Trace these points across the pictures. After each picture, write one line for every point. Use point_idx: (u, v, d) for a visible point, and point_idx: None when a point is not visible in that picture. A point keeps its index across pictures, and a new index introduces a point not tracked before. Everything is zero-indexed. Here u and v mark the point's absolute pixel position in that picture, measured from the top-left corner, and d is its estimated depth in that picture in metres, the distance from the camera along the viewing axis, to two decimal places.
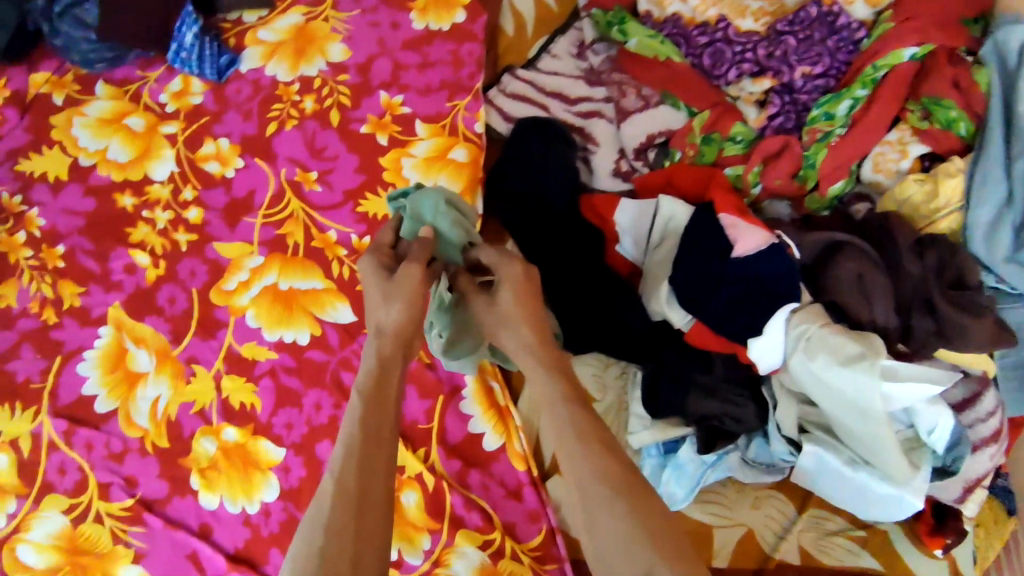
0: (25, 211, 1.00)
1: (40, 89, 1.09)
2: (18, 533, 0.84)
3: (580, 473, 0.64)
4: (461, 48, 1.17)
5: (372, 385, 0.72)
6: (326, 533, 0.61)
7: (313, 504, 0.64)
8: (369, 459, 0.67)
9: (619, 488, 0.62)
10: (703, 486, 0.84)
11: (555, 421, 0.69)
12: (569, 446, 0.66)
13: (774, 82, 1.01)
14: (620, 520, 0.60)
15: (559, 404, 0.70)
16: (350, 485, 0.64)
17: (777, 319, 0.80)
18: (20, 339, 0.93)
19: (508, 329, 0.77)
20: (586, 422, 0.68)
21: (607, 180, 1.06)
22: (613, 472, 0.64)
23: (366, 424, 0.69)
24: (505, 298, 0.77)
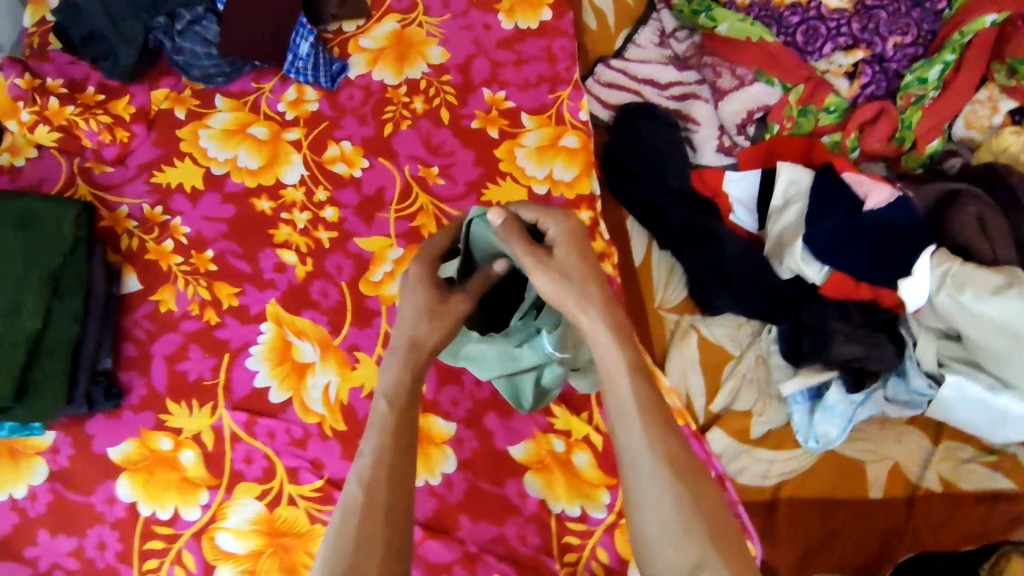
0: (169, 220, 1.04)
1: (161, 105, 1.12)
2: (217, 520, 0.87)
3: (637, 460, 0.66)
4: (554, 43, 1.23)
5: (398, 398, 0.73)
6: (355, 548, 0.64)
7: (338, 516, 0.67)
8: (396, 470, 0.69)
9: (674, 477, 0.65)
10: (854, 422, 0.92)
11: (616, 399, 0.69)
12: (629, 429, 0.67)
13: (865, 54, 1.11)
14: (669, 511, 0.64)
15: (626, 383, 0.68)
16: (379, 500, 0.67)
17: (923, 259, 0.91)
18: (186, 339, 0.96)
19: (562, 287, 0.70)
20: (656, 403, 0.68)
21: (711, 156, 1.13)
22: (672, 452, 0.66)
23: (398, 436, 0.71)
24: (566, 256, 0.71)
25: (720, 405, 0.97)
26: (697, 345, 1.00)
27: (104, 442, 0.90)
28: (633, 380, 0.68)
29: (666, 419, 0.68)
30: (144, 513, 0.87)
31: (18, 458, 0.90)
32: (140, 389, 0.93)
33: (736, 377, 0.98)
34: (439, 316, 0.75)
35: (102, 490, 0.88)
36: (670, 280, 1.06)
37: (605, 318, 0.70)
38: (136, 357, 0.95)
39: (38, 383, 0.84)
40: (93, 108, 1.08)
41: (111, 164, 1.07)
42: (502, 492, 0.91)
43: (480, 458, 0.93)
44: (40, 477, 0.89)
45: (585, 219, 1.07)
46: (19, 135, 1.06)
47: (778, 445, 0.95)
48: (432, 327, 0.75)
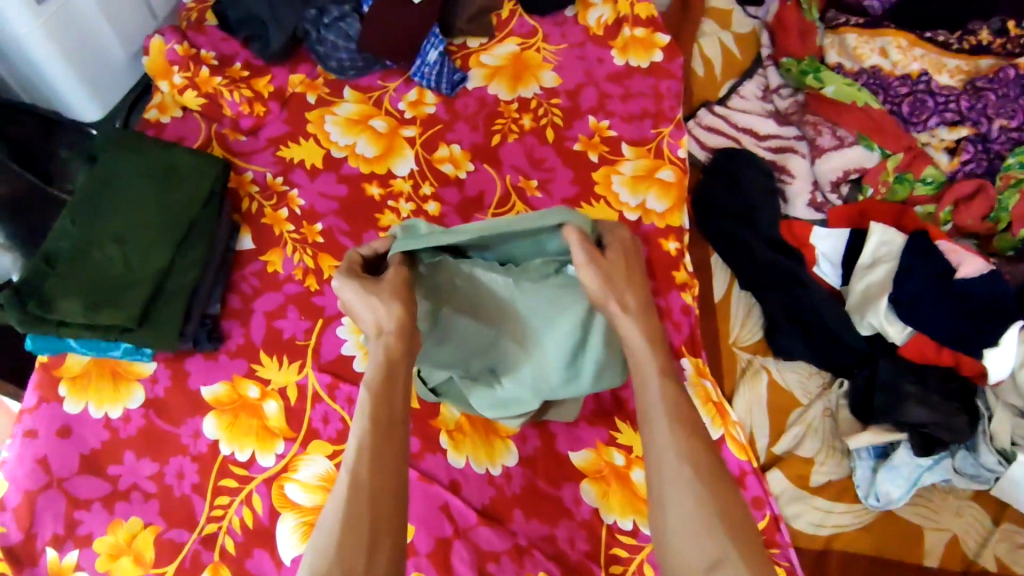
0: (287, 191, 1.12)
1: (296, 89, 1.21)
2: (288, 471, 0.91)
3: (659, 455, 0.71)
4: (661, 84, 1.29)
5: (381, 381, 0.74)
6: (342, 527, 0.64)
7: (331, 497, 0.67)
8: (381, 449, 0.70)
9: (696, 471, 0.69)
10: (918, 486, 0.92)
11: (644, 401, 0.75)
12: (655, 427, 0.72)
13: (969, 132, 1.13)
14: (691, 506, 0.67)
15: (655, 382, 0.75)
16: (364, 478, 0.67)
17: (1012, 332, 0.91)
18: (286, 300, 1.03)
19: (609, 288, 0.79)
20: (680, 402, 0.74)
21: (803, 210, 1.15)
22: (694, 454, 0.70)
23: (379, 413, 0.72)
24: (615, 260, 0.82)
25: (783, 448, 0.97)
26: (767, 387, 1.01)
27: (198, 381, 0.96)
28: (660, 380, 0.75)
29: (691, 422, 0.73)
30: (223, 452, 0.92)
31: (119, 382, 0.94)
32: (237, 338, 0.99)
33: (801, 423, 0.99)
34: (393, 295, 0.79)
35: (189, 424, 0.93)
36: (747, 320, 1.08)
37: (645, 326, 0.78)
38: (239, 309, 1.01)
39: (158, 311, 0.90)
40: (238, 82, 1.18)
41: (244, 133, 1.16)
42: (558, 494, 0.93)
43: (541, 457, 0.95)
44: (137, 402, 0.93)
45: (671, 248, 1.11)
46: (168, 96, 1.17)
47: (837, 497, 0.94)
48: (389, 306, 0.78)
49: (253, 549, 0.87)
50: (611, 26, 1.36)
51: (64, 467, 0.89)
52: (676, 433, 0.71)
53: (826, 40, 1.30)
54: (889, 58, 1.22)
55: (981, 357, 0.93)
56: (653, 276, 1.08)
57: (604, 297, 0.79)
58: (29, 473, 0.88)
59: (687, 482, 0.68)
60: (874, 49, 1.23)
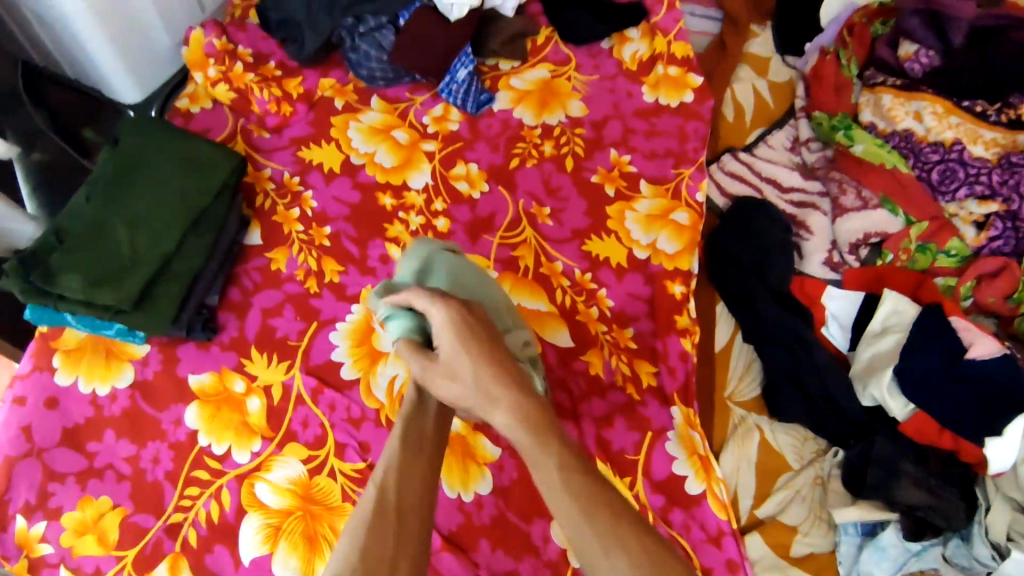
0: (302, 191, 1.13)
1: (325, 92, 1.23)
2: (261, 470, 0.91)
3: (584, 545, 0.69)
4: (688, 124, 1.28)
5: (412, 410, 0.82)
6: (370, 541, 0.71)
7: (354, 516, 0.74)
8: (408, 471, 0.77)
9: (631, 561, 0.67)
10: (904, 572, 0.88)
11: (544, 480, 0.72)
12: (563, 509, 0.71)
13: (1000, 208, 1.09)
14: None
15: (552, 469, 0.72)
16: (390, 497, 0.74)
17: (1017, 423, 0.88)
18: (285, 299, 1.03)
19: (463, 372, 0.79)
20: (583, 479, 0.72)
21: (818, 267, 1.12)
22: (623, 539, 0.69)
23: (410, 434, 0.81)
24: (465, 368, 0.79)
25: (767, 511, 0.94)
26: (757, 446, 0.98)
27: (187, 369, 0.96)
28: (554, 458, 0.72)
29: (601, 498, 0.71)
30: (200, 443, 0.92)
31: (111, 360, 0.96)
32: (231, 331, 1.00)
33: (788, 488, 0.95)
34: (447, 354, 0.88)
35: (172, 411, 0.94)
36: (746, 374, 1.05)
37: (517, 411, 0.76)
38: (237, 302, 1.02)
39: (156, 295, 0.91)
40: (269, 80, 1.20)
41: (269, 130, 1.19)
42: (527, 529, 0.91)
43: (516, 488, 0.93)
44: (125, 382, 0.95)
45: (676, 292, 1.09)
46: (201, 87, 1.19)
47: (817, 571, 0.91)
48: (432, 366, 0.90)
49: (215, 544, 0.87)
50: (645, 62, 1.35)
51: (45, 438, 0.90)
52: (597, 519, 0.70)
53: (861, 98, 1.26)
54: (923, 123, 1.18)
55: (983, 446, 0.89)
56: (654, 319, 1.07)
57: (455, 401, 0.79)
58: (10, 439, 0.89)
59: (616, 557, 0.68)
60: (908, 112, 1.20)
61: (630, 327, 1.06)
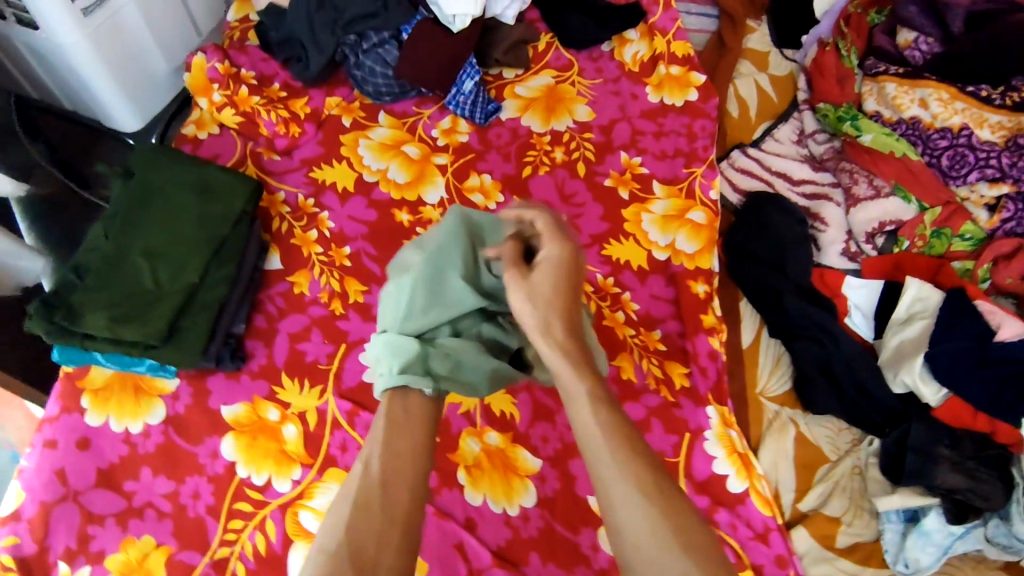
0: (318, 212, 1.12)
1: (332, 111, 1.22)
2: (304, 498, 0.90)
3: (600, 474, 0.64)
4: (695, 123, 1.29)
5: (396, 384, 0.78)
6: (354, 515, 0.66)
7: (341, 493, 0.70)
8: (396, 444, 0.73)
9: (644, 492, 0.61)
10: (949, 554, 0.90)
11: (576, 420, 0.67)
12: (593, 449, 0.65)
13: (1010, 189, 1.11)
14: (647, 534, 0.60)
15: (584, 402, 0.67)
16: (377, 472, 0.70)
17: None
18: (311, 323, 1.02)
19: (529, 305, 0.71)
20: (617, 420, 0.66)
21: (835, 258, 1.14)
22: (641, 473, 0.63)
23: (394, 412, 0.76)
24: (543, 277, 0.72)
25: (809, 505, 0.95)
26: (793, 441, 0.99)
27: (219, 401, 0.95)
28: (590, 399, 0.67)
29: (628, 436, 0.65)
30: (240, 474, 0.91)
31: (141, 396, 0.94)
32: (260, 358, 0.99)
33: (828, 481, 0.96)
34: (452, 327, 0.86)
35: (207, 444, 0.92)
36: (775, 369, 1.06)
37: (564, 346, 0.70)
38: (263, 328, 1.01)
39: (183, 329, 0.89)
40: (275, 103, 1.19)
41: (279, 152, 1.17)
42: (576, 540, 0.91)
43: (560, 499, 0.93)
44: (157, 418, 0.93)
45: (699, 291, 1.10)
46: (207, 112, 1.18)
47: (864, 560, 0.92)
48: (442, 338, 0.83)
49: None
50: (647, 63, 1.36)
51: (81, 480, 0.88)
52: (620, 453, 0.64)
53: (864, 88, 1.28)
54: (929, 110, 1.20)
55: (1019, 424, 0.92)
56: (681, 319, 1.07)
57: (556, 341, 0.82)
58: (46, 484, 0.87)
59: (640, 503, 0.61)
60: (913, 100, 1.21)
61: (657, 329, 1.06)
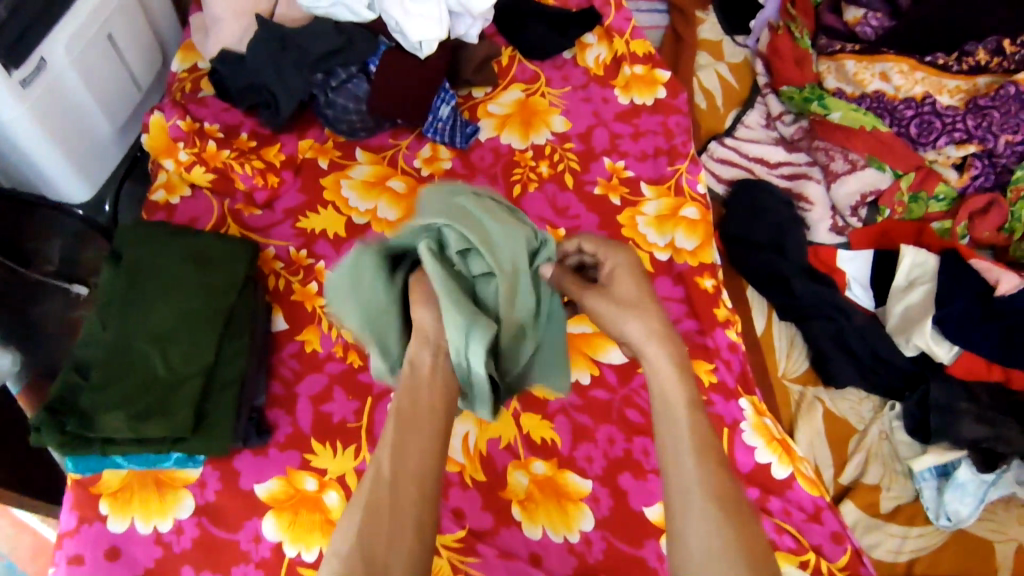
0: (314, 263, 1.07)
1: (307, 154, 1.17)
2: None
3: (683, 490, 0.66)
4: (669, 119, 1.30)
5: (408, 377, 0.73)
6: (363, 517, 0.65)
7: (353, 492, 0.68)
8: (405, 442, 0.69)
9: (721, 509, 0.64)
10: (986, 502, 0.95)
11: (671, 430, 0.70)
12: (682, 455, 0.68)
13: (977, 148, 1.18)
14: (716, 536, 0.63)
15: (682, 416, 0.70)
16: (385, 471, 0.67)
17: None
18: (331, 381, 0.98)
19: (628, 310, 0.77)
20: (708, 437, 0.69)
21: (826, 235, 1.18)
22: (724, 490, 0.66)
23: (403, 407, 0.71)
24: (625, 283, 0.80)
25: (849, 477, 0.99)
26: (823, 418, 1.03)
27: (251, 480, 0.90)
28: (689, 415, 0.70)
29: (716, 456, 0.68)
30: (288, 554, 0.87)
31: (164, 490, 0.88)
32: (285, 428, 0.94)
33: (862, 451, 1.01)
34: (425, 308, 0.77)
35: (248, 528, 0.87)
36: (791, 350, 1.11)
37: (670, 348, 0.75)
38: (282, 395, 0.96)
39: (209, 414, 0.84)
40: (247, 154, 1.13)
41: (260, 207, 1.12)
42: (641, 554, 0.91)
43: (617, 517, 0.93)
44: (187, 511, 0.87)
45: (707, 285, 1.11)
46: (174, 174, 1.10)
47: (909, 522, 0.96)
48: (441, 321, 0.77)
49: None
50: (610, 65, 1.36)
51: None
52: (707, 465, 0.67)
53: (822, 67, 1.34)
54: (891, 82, 1.27)
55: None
56: (696, 317, 1.08)
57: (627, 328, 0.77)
58: None
59: (716, 516, 0.64)
60: (874, 74, 1.28)
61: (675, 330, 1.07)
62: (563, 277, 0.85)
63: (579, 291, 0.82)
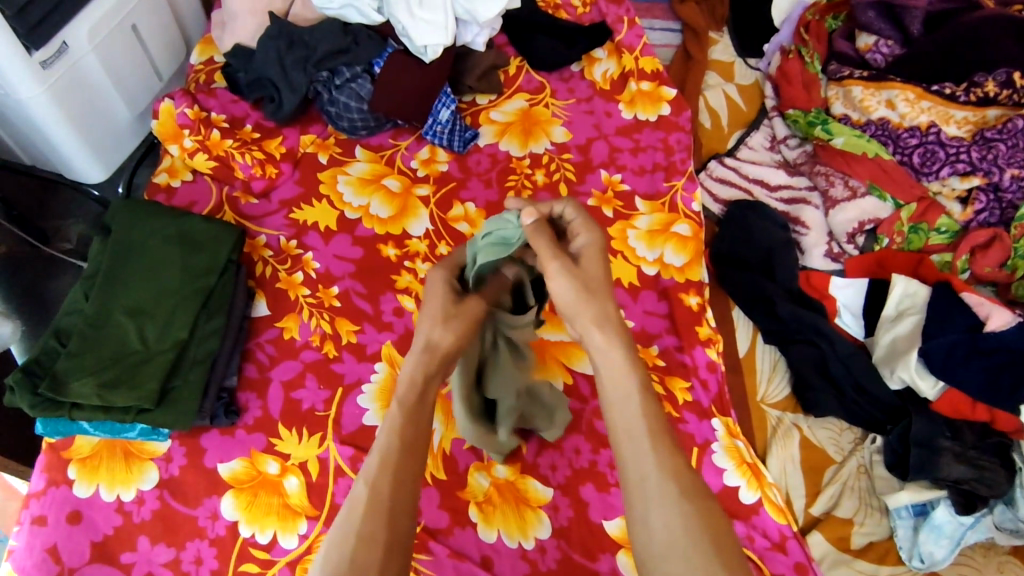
0: (301, 254, 1.09)
1: (307, 149, 1.20)
2: (312, 553, 0.87)
3: (642, 480, 0.66)
4: (670, 136, 1.29)
5: (412, 401, 0.74)
6: (357, 543, 0.63)
7: (344, 510, 0.67)
8: (402, 472, 0.69)
9: (679, 494, 0.65)
10: (962, 545, 0.93)
11: (623, 418, 0.70)
12: (635, 442, 0.68)
13: (980, 181, 1.18)
14: (674, 523, 0.64)
15: (633, 396, 0.70)
16: (383, 496, 0.67)
17: None
18: (304, 368, 0.99)
19: (585, 299, 0.74)
20: (660, 422, 0.70)
21: (820, 260, 1.17)
22: (680, 471, 0.67)
23: (406, 434, 0.72)
24: (590, 265, 0.75)
25: (820, 509, 0.97)
26: (799, 445, 1.01)
27: (215, 458, 0.91)
28: (642, 396, 0.70)
29: (666, 434, 0.70)
30: (243, 534, 0.88)
31: (131, 461, 0.90)
32: (254, 411, 0.95)
33: (837, 482, 0.98)
34: (455, 318, 0.79)
35: (206, 505, 0.89)
36: (773, 374, 1.08)
37: (620, 337, 0.73)
38: (256, 379, 0.98)
39: (176, 389, 0.87)
40: (249, 144, 1.17)
41: (256, 196, 1.14)
42: (595, 567, 0.90)
43: (575, 527, 0.92)
44: (151, 483, 0.89)
45: (692, 303, 1.10)
46: (178, 159, 1.15)
47: (880, 559, 0.94)
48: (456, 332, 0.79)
49: None
50: (617, 80, 1.35)
51: (74, 556, 0.84)
52: (659, 449, 0.68)
53: (830, 92, 1.34)
54: (896, 110, 1.27)
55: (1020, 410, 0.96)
56: (677, 333, 1.06)
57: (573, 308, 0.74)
58: (38, 564, 0.83)
59: (674, 502, 0.64)
60: (881, 102, 1.29)
61: (654, 345, 1.05)
62: (539, 233, 0.77)
63: (545, 257, 0.75)
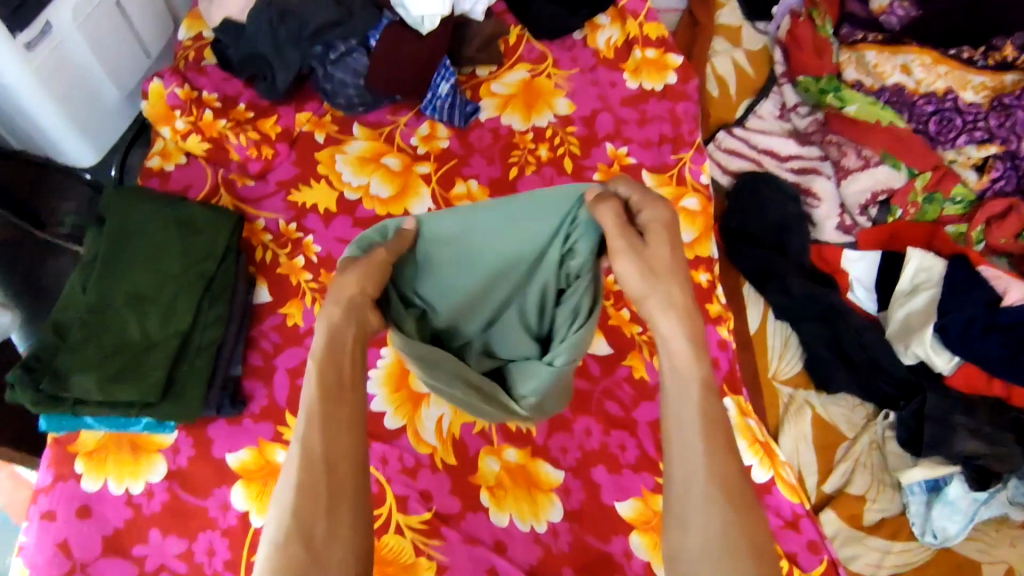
0: (301, 237, 1.06)
1: (303, 127, 1.16)
2: None
3: (687, 476, 0.63)
4: (677, 106, 1.25)
5: (326, 350, 0.66)
6: (297, 504, 0.59)
7: (281, 476, 0.62)
8: (332, 416, 0.63)
9: (725, 497, 0.61)
10: (976, 520, 0.94)
11: (678, 409, 0.66)
12: (687, 437, 0.64)
13: (998, 149, 1.16)
14: (712, 524, 0.60)
15: (694, 394, 0.65)
16: (315, 450, 0.61)
17: None
18: (309, 355, 0.97)
19: (653, 284, 0.68)
20: (717, 419, 0.65)
21: (833, 233, 1.16)
22: (728, 472, 0.62)
23: (326, 381, 0.65)
24: (659, 248, 0.69)
25: (833, 485, 0.98)
26: (811, 422, 1.02)
27: (223, 448, 0.91)
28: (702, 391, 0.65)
29: (722, 431, 0.65)
30: (254, 524, 0.87)
31: (138, 454, 0.89)
32: (261, 399, 0.94)
33: (850, 458, 1.00)
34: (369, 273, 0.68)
35: (216, 496, 0.88)
36: (785, 351, 1.09)
37: (688, 325, 0.68)
38: (261, 367, 0.96)
39: (181, 380, 0.86)
40: (243, 124, 1.13)
41: (253, 177, 1.11)
42: (608, 549, 0.90)
43: (587, 510, 0.92)
44: (159, 475, 0.88)
45: (702, 280, 1.07)
46: (170, 142, 1.11)
47: (893, 535, 0.95)
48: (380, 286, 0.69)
49: None
50: (622, 48, 1.30)
51: (86, 551, 0.84)
52: (712, 446, 0.63)
53: (842, 56, 1.31)
54: (912, 75, 1.24)
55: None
56: None
57: (640, 295, 0.69)
58: (49, 559, 0.83)
59: (720, 508, 0.61)
60: (895, 66, 1.26)
61: None
62: (606, 207, 0.69)
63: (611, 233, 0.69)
